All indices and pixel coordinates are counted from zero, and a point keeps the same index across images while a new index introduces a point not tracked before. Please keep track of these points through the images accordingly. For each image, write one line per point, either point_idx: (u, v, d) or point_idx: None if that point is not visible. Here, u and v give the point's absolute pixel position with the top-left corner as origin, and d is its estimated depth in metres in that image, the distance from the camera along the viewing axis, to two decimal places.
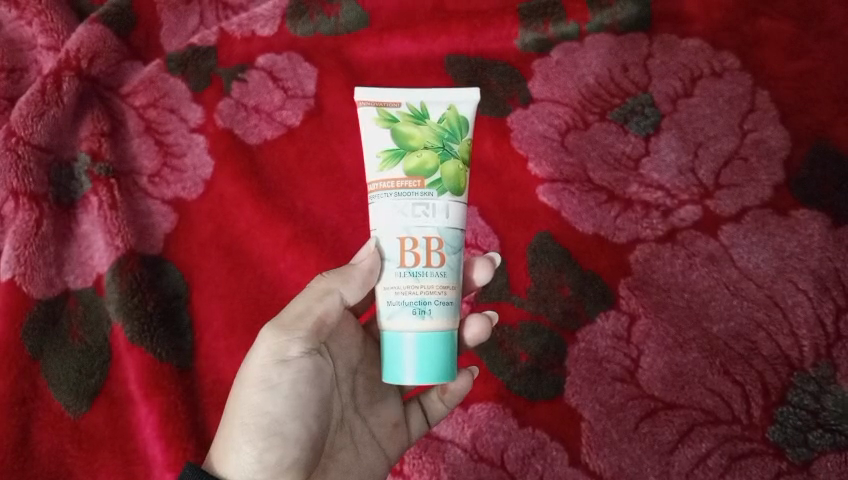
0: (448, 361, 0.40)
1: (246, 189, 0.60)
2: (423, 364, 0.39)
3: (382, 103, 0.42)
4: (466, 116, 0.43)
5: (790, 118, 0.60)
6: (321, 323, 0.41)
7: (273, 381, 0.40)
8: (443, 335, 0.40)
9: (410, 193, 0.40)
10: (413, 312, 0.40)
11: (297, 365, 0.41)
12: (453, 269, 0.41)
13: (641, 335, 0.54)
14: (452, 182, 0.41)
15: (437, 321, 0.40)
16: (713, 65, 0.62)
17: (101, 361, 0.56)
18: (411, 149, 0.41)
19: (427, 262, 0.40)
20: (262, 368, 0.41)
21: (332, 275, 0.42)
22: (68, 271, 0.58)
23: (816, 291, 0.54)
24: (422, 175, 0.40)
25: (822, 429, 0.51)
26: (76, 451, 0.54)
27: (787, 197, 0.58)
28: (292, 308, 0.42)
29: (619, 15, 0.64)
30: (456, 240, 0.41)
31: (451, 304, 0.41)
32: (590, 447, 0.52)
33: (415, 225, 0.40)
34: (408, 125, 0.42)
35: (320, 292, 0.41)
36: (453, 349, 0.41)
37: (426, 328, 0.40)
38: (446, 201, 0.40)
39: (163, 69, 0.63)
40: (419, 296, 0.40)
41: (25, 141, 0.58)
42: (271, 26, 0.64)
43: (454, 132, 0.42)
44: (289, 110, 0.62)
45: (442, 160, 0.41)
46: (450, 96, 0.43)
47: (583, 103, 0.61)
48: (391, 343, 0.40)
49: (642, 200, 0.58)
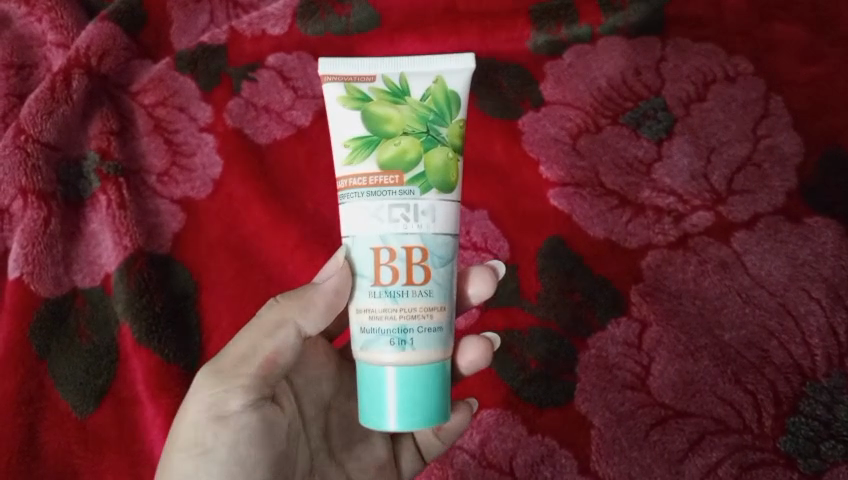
0: (433, 398, 0.38)
1: (255, 190, 0.60)
2: (405, 406, 0.38)
3: (357, 78, 0.41)
4: (456, 90, 0.41)
5: (804, 124, 0.60)
6: (270, 363, 0.40)
7: (207, 444, 0.39)
8: (428, 367, 0.38)
9: (388, 192, 0.38)
10: (393, 341, 0.38)
11: (237, 423, 0.40)
12: (440, 287, 0.39)
13: (652, 342, 0.54)
14: (438, 173, 0.39)
15: (420, 352, 0.38)
16: (727, 70, 0.62)
17: (108, 361, 0.55)
18: (388, 136, 0.39)
19: (408, 280, 0.38)
20: (198, 428, 0.40)
21: (285, 306, 0.41)
22: (76, 270, 0.58)
23: (828, 300, 0.54)
24: (401, 168, 0.38)
25: (834, 439, 0.50)
26: (82, 451, 0.54)
27: (800, 205, 0.57)
28: (233, 350, 0.40)
29: (632, 18, 0.63)
30: (444, 250, 0.39)
31: (438, 331, 0.39)
32: (600, 454, 0.52)
33: (396, 233, 0.38)
34: (384, 104, 0.40)
35: (269, 329, 0.40)
36: (439, 385, 0.38)
37: (408, 361, 0.38)
38: (430, 201, 0.39)
39: (173, 68, 0.63)
40: (398, 323, 0.38)
41: (35, 139, 0.58)
42: (281, 26, 0.64)
43: (441, 110, 0.40)
44: (299, 111, 0.62)
45: (427, 148, 0.39)
46: (435, 67, 0.41)
47: (595, 107, 0.61)
48: (368, 380, 0.38)
49: (654, 205, 0.58)
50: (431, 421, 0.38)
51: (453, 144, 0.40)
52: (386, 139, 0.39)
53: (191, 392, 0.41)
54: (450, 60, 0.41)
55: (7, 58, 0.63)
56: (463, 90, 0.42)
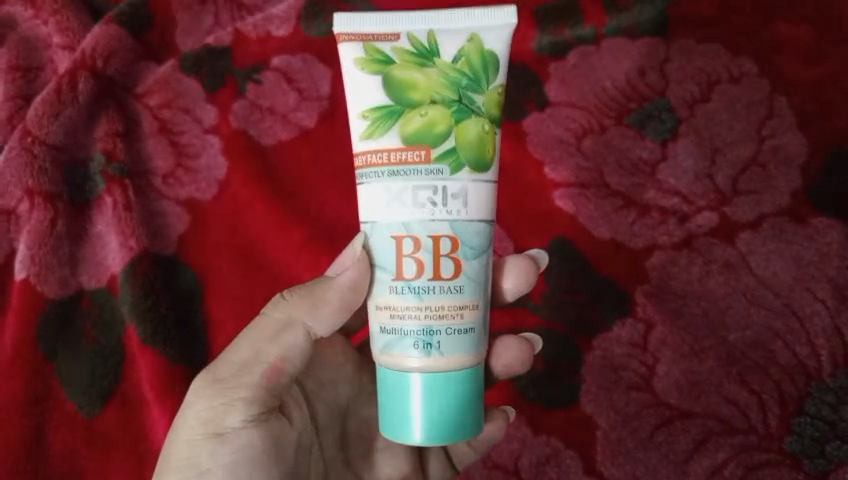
0: (461, 408, 0.38)
1: (260, 191, 0.60)
2: (432, 414, 0.37)
3: (378, 37, 0.39)
4: (493, 50, 0.39)
5: (809, 125, 0.60)
6: (277, 369, 0.40)
7: (205, 464, 0.39)
8: (456, 375, 0.38)
9: (416, 171, 0.37)
10: (421, 343, 0.37)
11: (238, 440, 0.39)
12: (470, 279, 0.39)
13: (657, 342, 0.54)
14: (470, 146, 0.38)
15: (448, 356, 0.38)
16: (731, 70, 0.62)
17: (114, 362, 0.55)
18: (414, 106, 0.38)
19: (435, 274, 0.38)
20: (194, 446, 0.39)
21: (291, 309, 0.41)
22: (81, 271, 0.58)
23: (834, 300, 0.54)
24: (429, 143, 0.37)
25: (839, 440, 0.50)
26: (89, 451, 0.54)
27: (805, 205, 0.57)
28: (235, 358, 0.40)
29: (636, 19, 0.63)
30: (475, 240, 0.39)
31: (467, 330, 0.38)
32: (605, 455, 0.52)
33: (424, 220, 0.38)
34: (409, 68, 0.39)
35: (274, 333, 0.41)
36: (469, 393, 0.38)
37: (435, 367, 0.37)
38: (461, 183, 0.38)
39: (177, 69, 0.63)
40: (425, 323, 0.37)
41: (40, 141, 0.59)
42: (286, 27, 0.64)
43: (476, 73, 0.39)
44: (304, 112, 0.62)
45: (458, 120, 0.38)
46: (469, 23, 0.39)
47: (600, 108, 0.61)
48: (392, 387, 0.38)
49: (659, 206, 0.58)
50: (460, 433, 0.38)
51: (490, 112, 0.39)
52: (411, 108, 0.38)
53: (187, 407, 0.40)
54: (487, 16, 0.39)
55: (13, 61, 0.63)
56: (501, 48, 0.40)
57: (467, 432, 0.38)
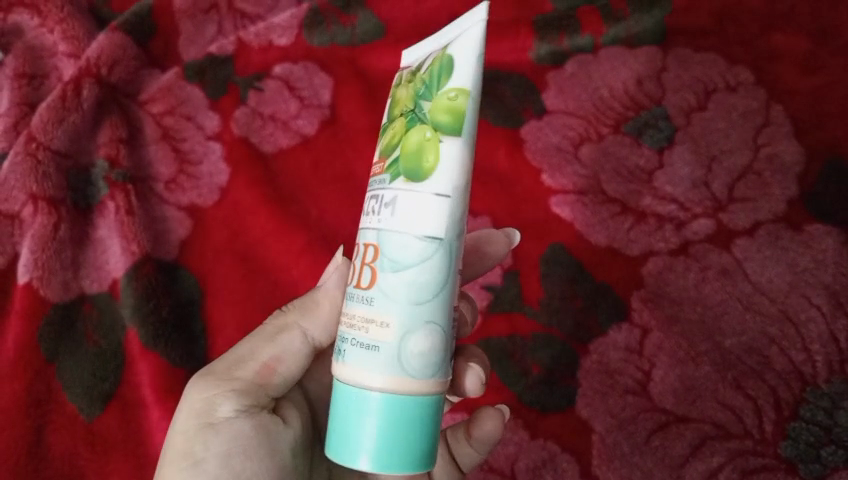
0: (405, 435, 0.32)
1: (261, 197, 0.60)
2: (367, 438, 0.32)
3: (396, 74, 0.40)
4: (454, 55, 0.34)
5: (804, 133, 0.60)
6: (269, 367, 0.40)
7: (198, 454, 0.38)
8: (398, 397, 0.32)
9: (372, 181, 0.36)
10: (353, 356, 0.33)
11: (230, 431, 0.38)
12: (403, 298, 0.32)
13: (653, 348, 0.54)
14: (409, 158, 0.33)
15: (381, 376, 0.32)
16: (728, 79, 0.62)
17: (115, 365, 0.56)
18: (390, 122, 0.37)
19: (359, 282, 0.34)
20: (187, 438, 0.39)
21: (287, 314, 0.42)
22: (84, 275, 0.59)
23: (829, 307, 0.54)
24: (384, 155, 0.35)
25: (835, 445, 0.50)
26: (89, 453, 0.54)
27: (800, 212, 0.57)
28: (231, 355, 0.41)
29: (633, 29, 0.64)
30: (405, 254, 0.32)
31: (399, 356, 0.32)
32: (601, 459, 0.52)
33: (364, 228, 0.35)
34: (399, 89, 0.37)
35: (270, 334, 0.41)
36: (420, 422, 0.32)
37: (378, 383, 0.32)
38: (394, 191, 0.33)
39: (180, 77, 0.65)
40: (351, 335, 0.33)
41: (45, 146, 0.59)
42: (288, 36, 0.65)
43: (434, 82, 0.34)
44: (304, 120, 0.63)
45: (406, 132, 0.34)
46: (446, 35, 0.35)
47: (597, 115, 0.62)
48: (336, 403, 0.33)
49: (655, 212, 0.58)
50: (402, 463, 0.32)
51: (436, 120, 0.33)
52: (387, 127, 0.37)
53: (184, 401, 0.40)
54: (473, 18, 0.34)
55: (19, 68, 0.64)
56: (468, 54, 0.34)
57: (412, 463, 0.32)
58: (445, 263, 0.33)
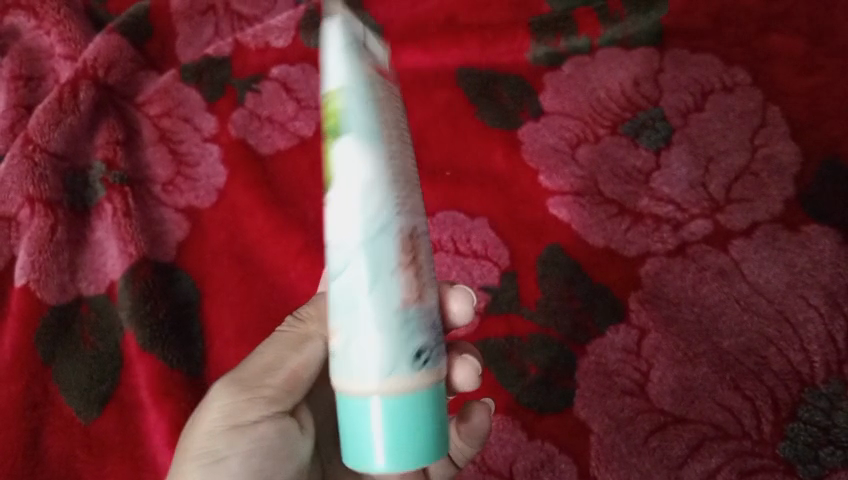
0: (378, 432, 0.32)
1: (258, 198, 0.60)
2: (350, 440, 0.33)
3: None
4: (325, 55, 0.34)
5: (801, 133, 0.60)
6: (297, 374, 0.41)
7: (224, 452, 0.39)
8: (361, 398, 0.32)
9: None
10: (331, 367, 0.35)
11: (260, 433, 0.39)
12: (341, 305, 0.33)
13: (651, 349, 0.54)
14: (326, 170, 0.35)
15: (343, 382, 0.33)
16: (724, 80, 0.63)
17: (112, 367, 0.56)
18: None
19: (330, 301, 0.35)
20: (211, 437, 0.39)
21: (311, 323, 0.43)
22: (81, 278, 0.58)
23: (827, 307, 0.54)
24: None
25: (833, 445, 0.49)
26: (85, 456, 0.54)
27: (797, 213, 0.58)
28: (259, 361, 0.41)
29: (630, 30, 0.65)
30: (335, 263, 0.34)
31: (349, 362, 0.33)
32: (600, 460, 0.52)
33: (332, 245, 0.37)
34: None
35: (297, 343, 0.42)
36: (392, 417, 0.32)
37: (343, 389, 0.33)
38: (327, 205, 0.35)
39: (178, 80, 0.65)
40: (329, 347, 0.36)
41: (42, 148, 0.59)
42: (285, 38, 0.66)
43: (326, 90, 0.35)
44: (302, 121, 0.63)
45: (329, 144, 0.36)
46: None
47: (593, 116, 0.62)
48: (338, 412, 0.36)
49: (652, 213, 0.58)
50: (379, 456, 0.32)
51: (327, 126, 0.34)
52: None
53: (208, 401, 0.40)
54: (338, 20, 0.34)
55: (16, 70, 0.64)
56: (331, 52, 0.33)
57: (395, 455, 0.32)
58: (369, 261, 0.32)
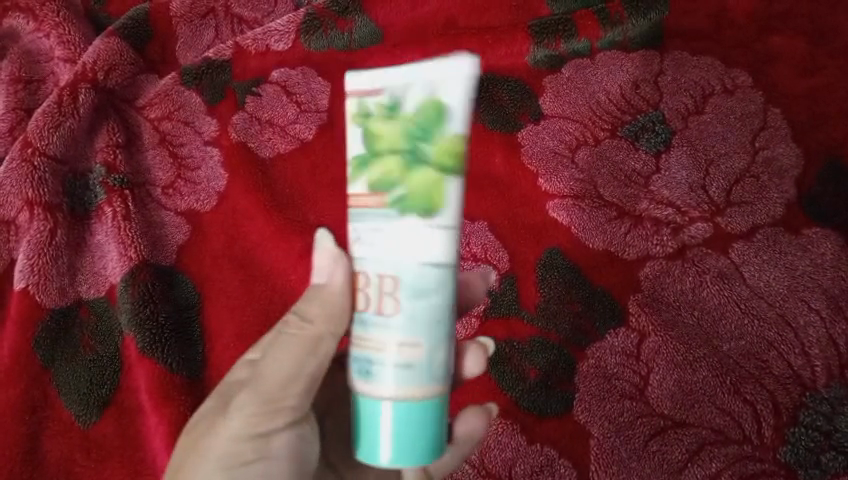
0: (422, 437, 0.34)
1: (258, 202, 0.61)
2: (390, 439, 0.34)
3: (365, 93, 0.35)
4: (449, 106, 0.33)
5: (800, 137, 0.61)
6: (314, 381, 0.40)
7: (247, 458, 0.38)
8: (416, 404, 0.34)
9: (369, 211, 0.35)
10: (368, 373, 0.35)
11: (279, 445, 0.39)
12: (416, 319, 0.34)
13: (650, 352, 0.54)
14: (420, 196, 0.34)
15: (401, 388, 0.34)
16: (725, 82, 0.63)
17: (112, 371, 0.56)
18: (378, 153, 0.35)
19: (379, 309, 0.34)
20: (233, 443, 0.38)
21: (317, 323, 0.39)
22: (81, 281, 0.59)
23: (828, 311, 0.54)
24: (384, 191, 0.34)
25: (834, 450, 0.50)
26: (85, 460, 0.54)
27: (798, 216, 0.58)
28: (277, 370, 0.39)
29: (630, 32, 0.65)
30: (424, 281, 0.34)
31: (417, 368, 0.34)
32: (599, 464, 0.51)
33: (373, 258, 0.35)
34: (380, 120, 0.34)
35: (311, 344, 0.40)
36: (435, 421, 0.35)
37: (396, 396, 0.34)
38: (407, 229, 0.34)
39: (178, 82, 0.64)
40: (374, 356, 0.34)
41: (41, 152, 0.59)
42: (285, 41, 0.66)
43: (424, 122, 0.33)
44: (302, 125, 0.63)
45: (410, 171, 0.34)
46: (426, 77, 0.33)
47: (593, 119, 0.62)
48: (369, 416, 0.35)
49: (652, 216, 0.58)
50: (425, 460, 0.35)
51: (441, 159, 0.34)
52: (378, 158, 0.35)
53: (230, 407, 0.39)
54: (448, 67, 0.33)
55: (15, 73, 0.64)
56: (459, 95, 0.33)
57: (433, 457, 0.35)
58: (447, 287, 0.35)
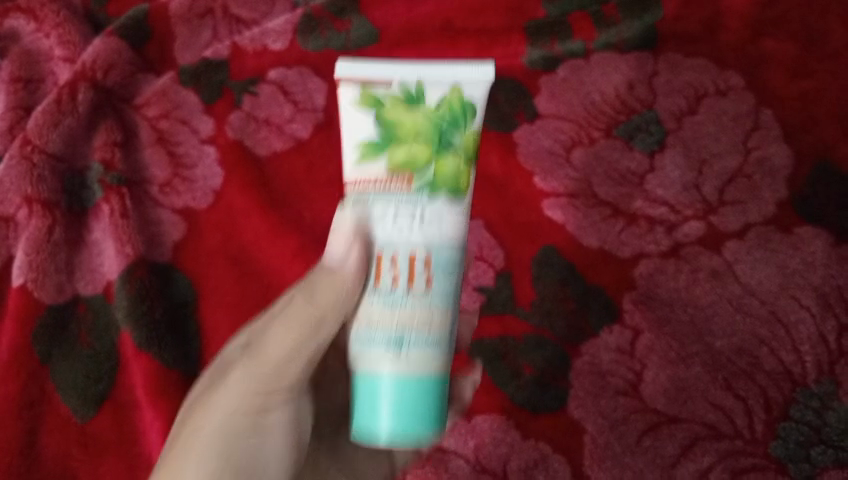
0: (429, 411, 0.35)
1: (255, 200, 0.61)
2: (393, 416, 0.35)
3: (373, 83, 0.43)
4: (473, 101, 0.43)
5: (793, 138, 0.61)
6: (311, 361, 0.42)
7: (243, 428, 0.40)
8: (426, 376, 0.36)
9: (394, 192, 0.39)
10: (388, 346, 0.36)
11: (274, 418, 0.42)
12: (442, 290, 0.37)
13: (644, 349, 0.54)
14: (447, 178, 0.39)
15: (417, 359, 0.36)
16: (718, 84, 0.63)
17: (109, 367, 0.56)
18: (401, 140, 0.40)
19: (409, 283, 0.37)
20: (227, 415, 0.41)
21: (321, 303, 0.40)
22: (78, 278, 0.59)
23: (818, 308, 0.54)
24: (409, 173, 0.39)
25: (824, 444, 0.50)
26: (81, 455, 0.54)
27: (790, 215, 0.58)
28: (279, 351, 0.41)
29: (625, 34, 0.65)
30: (450, 257, 0.38)
31: (438, 335, 0.36)
32: (593, 460, 0.51)
33: (399, 235, 0.37)
34: (399, 110, 0.42)
35: (314, 325, 0.41)
36: (442, 397, 0.36)
37: (406, 367, 0.35)
38: (438, 206, 0.38)
39: (176, 82, 0.65)
40: (394, 325, 0.36)
41: (40, 149, 0.60)
42: (282, 41, 0.66)
43: (454, 116, 0.42)
44: (299, 124, 0.64)
45: (437, 155, 0.40)
46: (451, 76, 0.43)
47: (588, 120, 0.63)
48: (364, 387, 0.36)
49: (646, 215, 0.59)
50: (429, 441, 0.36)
51: (466, 151, 0.41)
52: (397, 144, 0.40)
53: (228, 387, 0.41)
54: (469, 71, 0.43)
55: (15, 73, 0.65)
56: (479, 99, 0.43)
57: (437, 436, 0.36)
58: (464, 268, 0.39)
